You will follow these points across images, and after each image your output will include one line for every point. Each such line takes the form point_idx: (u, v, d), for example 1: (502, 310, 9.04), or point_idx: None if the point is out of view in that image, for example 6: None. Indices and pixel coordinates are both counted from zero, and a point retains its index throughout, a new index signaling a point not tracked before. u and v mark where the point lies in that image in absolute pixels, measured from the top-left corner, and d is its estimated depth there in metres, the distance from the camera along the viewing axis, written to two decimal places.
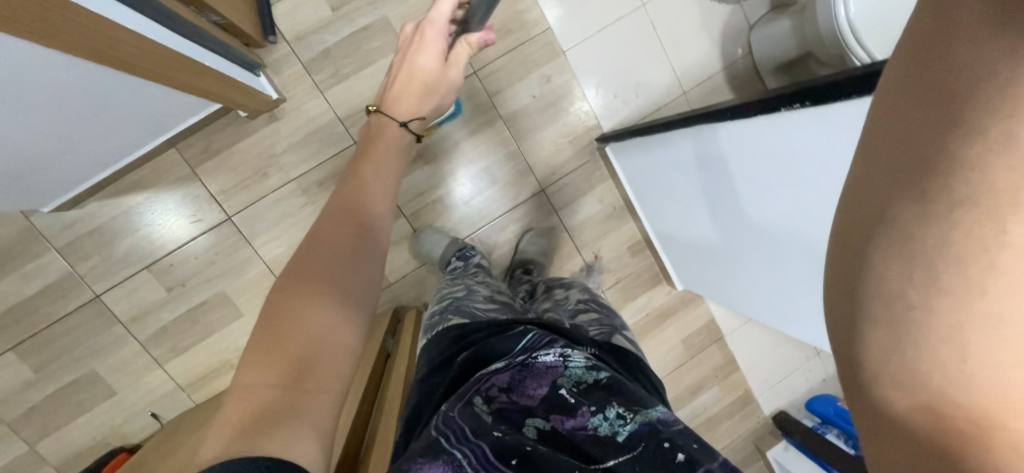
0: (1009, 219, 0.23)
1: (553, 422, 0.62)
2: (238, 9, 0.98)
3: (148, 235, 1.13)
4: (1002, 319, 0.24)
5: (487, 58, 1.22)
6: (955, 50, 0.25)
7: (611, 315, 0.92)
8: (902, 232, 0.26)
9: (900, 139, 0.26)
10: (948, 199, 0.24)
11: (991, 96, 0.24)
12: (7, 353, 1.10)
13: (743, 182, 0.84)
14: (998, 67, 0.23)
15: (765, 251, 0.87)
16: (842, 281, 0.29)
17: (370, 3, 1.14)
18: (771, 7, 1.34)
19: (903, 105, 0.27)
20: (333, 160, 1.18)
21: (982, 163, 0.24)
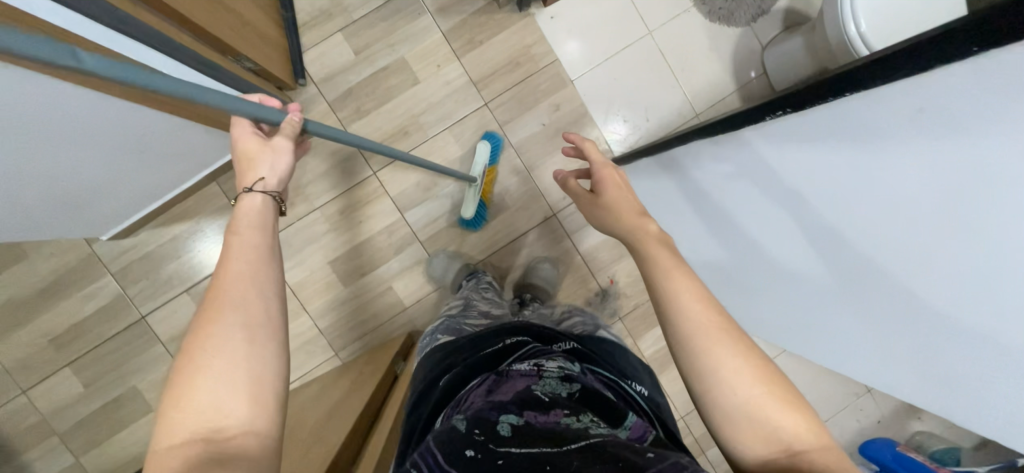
0: (716, 341, 0.50)
1: (527, 416, 0.59)
2: (272, 57, 1.10)
3: (188, 261, 1.24)
4: (740, 383, 0.48)
5: (498, 90, 1.28)
6: (650, 265, 0.59)
7: (592, 318, 0.99)
8: (690, 349, 0.51)
9: (659, 306, 0.55)
10: (692, 331, 0.51)
11: (671, 281, 0.55)
12: (64, 368, 1.21)
13: (729, 200, 0.80)
14: (665, 277, 0.56)
15: (764, 269, 0.81)
16: (690, 374, 0.51)
17: (389, 46, 1.24)
18: (784, 27, 1.33)
19: (654, 290, 0.56)
20: (354, 189, 1.26)
21: (688, 312, 0.52)
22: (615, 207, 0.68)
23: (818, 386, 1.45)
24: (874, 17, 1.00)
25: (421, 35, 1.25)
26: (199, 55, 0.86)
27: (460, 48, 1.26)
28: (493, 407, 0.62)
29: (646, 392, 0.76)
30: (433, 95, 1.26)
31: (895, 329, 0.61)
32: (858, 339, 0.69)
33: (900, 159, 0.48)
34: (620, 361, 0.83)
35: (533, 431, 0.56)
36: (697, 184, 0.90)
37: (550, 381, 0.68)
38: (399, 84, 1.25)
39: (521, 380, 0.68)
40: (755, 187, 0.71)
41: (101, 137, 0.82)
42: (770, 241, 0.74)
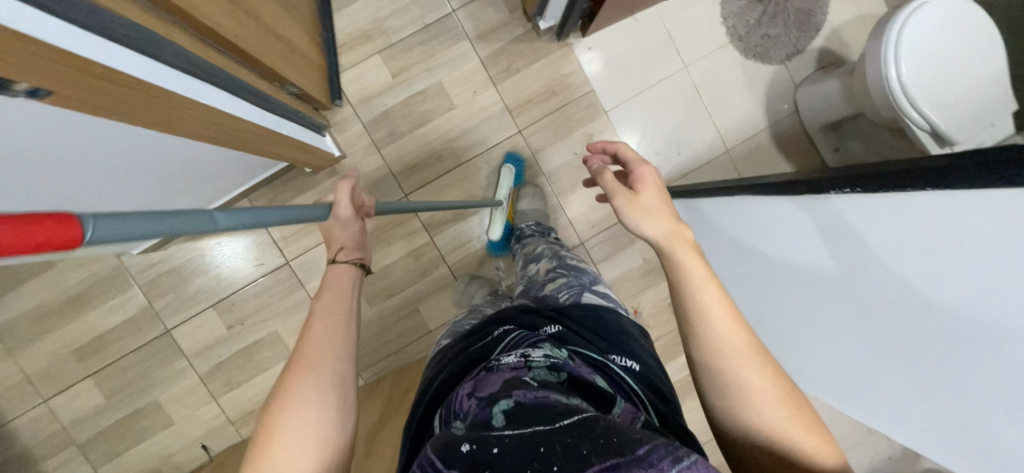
0: (749, 358, 0.51)
1: (516, 397, 0.50)
2: (312, 80, 1.09)
3: (215, 276, 1.24)
4: (773, 410, 0.49)
5: (532, 118, 1.28)
6: (677, 264, 0.57)
7: (579, 275, 0.91)
8: (724, 366, 0.51)
9: (694, 314, 0.54)
10: (729, 349, 0.51)
11: (705, 290, 0.54)
12: (86, 379, 1.21)
13: (779, 237, 0.83)
14: (697, 281, 0.55)
15: (788, 292, 0.86)
16: (723, 393, 0.51)
17: (427, 70, 1.24)
18: (817, 66, 1.34)
19: (684, 297, 0.55)
20: (384, 211, 1.26)
21: (722, 326, 0.52)
22: (651, 210, 0.62)
23: (835, 422, 1.47)
24: (916, 67, 1.01)
25: (459, 60, 1.25)
26: (258, 91, 0.86)
27: (497, 75, 1.26)
28: (484, 406, 0.52)
29: (637, 368, 0.68)
30: (468, 120, 1.26)
31: (901, 356, 0.67)
32: (861, 364, 0.75)
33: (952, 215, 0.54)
34: (613, 329, 0.75)
35: (525, 411, 0.48)
36: (747, 226, 0.92)
37: (538, 371, 0.58)
38: (434, 108, 1.25)
39: (508, 371, 0.57)
40: (802, 221, 0.77)
41: (175, 171, 0.81)
42: (800, 263, 0.80)
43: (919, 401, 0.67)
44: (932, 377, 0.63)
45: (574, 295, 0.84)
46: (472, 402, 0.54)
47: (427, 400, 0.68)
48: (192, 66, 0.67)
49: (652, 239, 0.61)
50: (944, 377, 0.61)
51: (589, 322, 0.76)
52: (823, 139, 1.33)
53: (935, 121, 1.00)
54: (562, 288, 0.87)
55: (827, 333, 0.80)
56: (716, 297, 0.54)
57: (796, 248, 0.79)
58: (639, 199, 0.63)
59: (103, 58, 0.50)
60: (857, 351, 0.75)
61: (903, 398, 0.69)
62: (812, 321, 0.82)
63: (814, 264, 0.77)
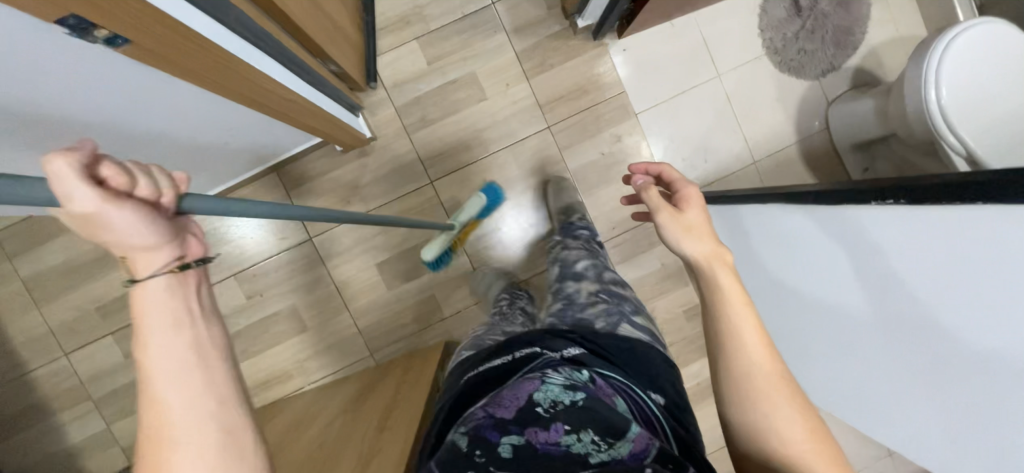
0: (774, 395, 0.54)
1: (528, 435, 0.58)
2: (351, 60, 1.11)
3: (239, 246, 1.26)
4: (797, 443, 0.51)
5: (562, 115, 1.29)
6: (711, 294, 0.60)
7: (621, 303, 0.88)
8: (749, 397, 0.54)
9: (724, 345, 0.57)
10: (755, 383, 0.55)
11: (732, 319, 0.57)
12: (106, 336, 1.23)
13: (801, 267, 0.84)
14: (729, 310, 0.58)
15: (809, 317, 0.88)
16: (747, 425, 0.54)
17: (462, 59, 1.26)
18: (852, 85, 1.33)
19: (715, 326, 0.58)
20: (409, 195, 1.27)
21: (749, 359, 0.55)
22: (694, 229, 0.63)
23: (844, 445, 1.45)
24: (956, 90, 1.00)
25: (494, 51, 1.26)
26: (302, 62, 0.88)
27: (531, 69, 1.27)
28: (494, 425, 0.60)
29: (662, 401, 0.70)
30: (499, 112, 1.27)
31: (929, 376, 0.70)
32: (885, 382, 0.79)
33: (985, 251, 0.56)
34: (646, 364, 0.75)
35: (536, 456, 0.56)
36: (766, 243, 0.93)
37: (553, 388, 0.64)
38: (467, 98, 1.26)
39: (524, 391, 0.64)
40: (819, 250, 0.78)
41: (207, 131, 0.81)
42: (821, 291, 0.82)
43: (947, 414, 0.71)
44: (962, 394, 0.67)
45: (611, 324, 0.82)
46: (482, 415, 0.62)
47: (449, 399, 0.73)
48: (245, 28, 0.68)
49: (692, 259, 0.62)
50: (976, 396, 0.65)
51: (617, 354, 0.75)
52: (852, 158, 1.32)
53: (972, 147, 0.99)
54: (600, 315, 0.84)
55: (848, 354, 0.83)
56: (753, 335, 0.57)
57: (819, 279, 0.81)
58: (683, 219, 0.64)
59: (173, 13, 0.52)
60: (896, 386, 0.77)
61: (931, 411, 0.74)
62: (841, 353, 0.85)
63: (841, 300, 0.78)
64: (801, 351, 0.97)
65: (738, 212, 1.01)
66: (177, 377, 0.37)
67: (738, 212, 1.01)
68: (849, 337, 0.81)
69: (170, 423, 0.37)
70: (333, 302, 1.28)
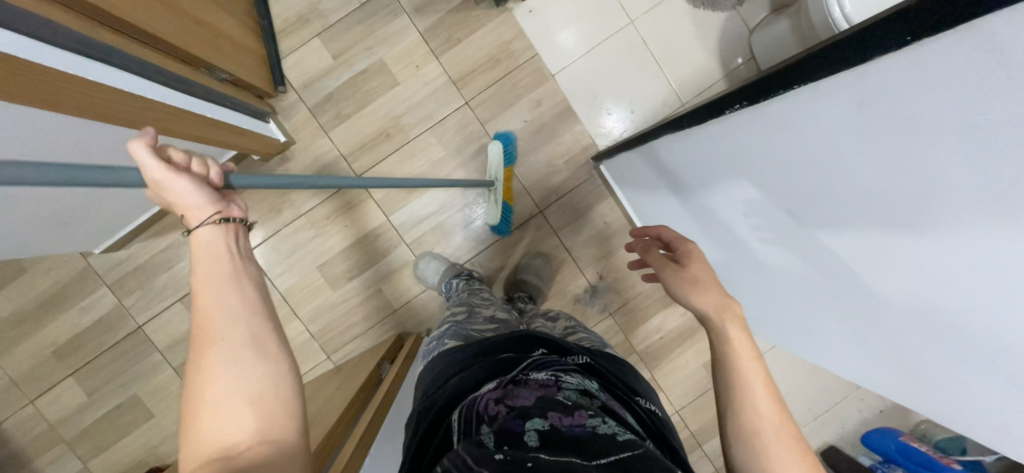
0: (759, 374, 0.56)
1: (551, 420, 0.57)
2: (248, 67, 1.10)
3: (180, 271, 1.26)
4: (777, 425, 0.52)
5: (477, 89, 1.27)
6: (731, 304, 0.62)
7: (593, 333, 0.96)
8: (742, 382, 0.56)
9: (732, 337, 0.59)
10: (748, 360, 0.57)
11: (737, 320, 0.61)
12: (67, 378, 1.25)
13: (728, 216, 0.83)
14: (730, 306, 0.62)
15: (752, 272, 0.88)
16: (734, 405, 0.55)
17: (367, 49, 1.24)
18: (772, 10, 1.29)
19: (726, 324, 0.61)
20: (337, 194, 1.27)
21: (744, 345, 0.59)
22: (701, 280, 0.65)
23: (822, 378, 1.42)
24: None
25: (398, 35, 1.24)
26: (177, 74, 0.88)
27: (438, 47, 1.25)
28: (516, 415, 0.60)
29: (659, 410, 0.74)
30: (413, 96, 1.25)
31: (848, 317, 0.66)
32: (815, 327, 0.78)
33: (852, 174, 0.50)
34: (630, 377, 0.81)
35: (559, 436, 0.55)
36: (688, 186, 0.91)
37: (569, 392, 0.65)
38: (378, 87, 1.25)
39: (540, 388, 0.65)
40: (742, 187, 0.73)
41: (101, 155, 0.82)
42: (757, 236, 0.77)
43: (867, 357, 0.68)
44: (879, 343, 0.63)
45: (596, 344, 0.89)
46: (503, 409, 0.62)
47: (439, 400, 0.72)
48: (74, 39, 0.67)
49: (703, 311, 0.64)
50: (888, 342, 0.61)
51: (600, 362, 0.81)
52: None
53: None
54: (583, 337, 0.92)
55: (789, 298, 0.80)
56: (746, 354, 0.58)
57: (744, 229, 0.80)
58: (688, 272, 0.67)
59: None
60: (834, 341, 0.75)
61: (856, 360, 0.73)
62: (786, 307, 0.84)
63: (774, 255, 0.77)
64: (749, 292, 0.95)
65: (656, 156, 1.00)
66: (224, 302, 0.44)
67: (656, 155, 1.00)
68: (791, 293, 0.79)
69: (216, 339, 0.43)
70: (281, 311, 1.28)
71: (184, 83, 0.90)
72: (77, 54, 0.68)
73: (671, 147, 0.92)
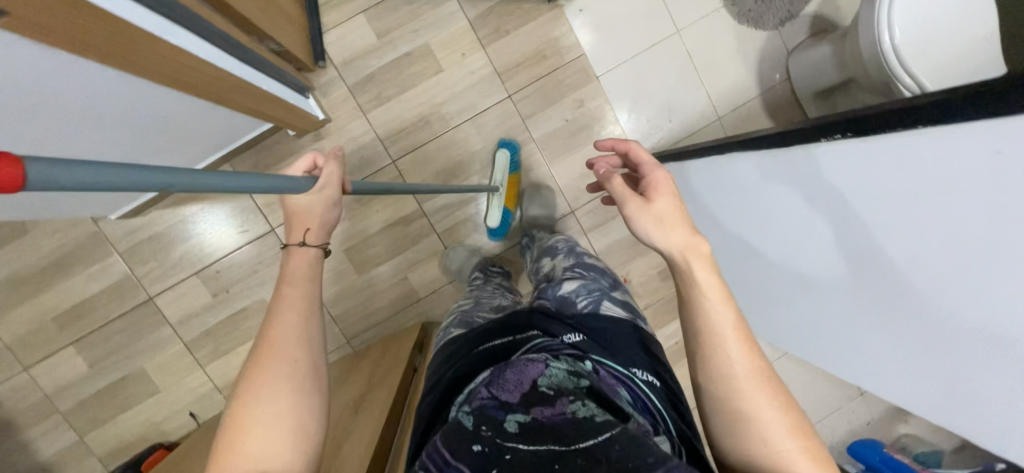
0: (743, 354, 0.52)
1: (534, 413, 0.52)
2: (294, 38, 1.05)
3: (198, 244, 1.21)
4: (758, 409, 0.49)
5: (522, 83, 1.25)
6: (700, 261, 0.56)
7: (598, 278, 0.90)
8: (724, 364, 0.52)
9: (707, 304, 0.54)
10: (729, 338, 0.53)
11: (716, 280, 0.55)
12: (68, 347, 1.19)
13: (775, 226, 0.87)
14: (702, 265, 0.56)
15: (785, 280, 0.92)
16: (718, 388, 0.52)
17: (413, 31, 1.21)
18: (811, 33, 1.32)
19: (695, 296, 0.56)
20: (370, 177, 1.24)
21: (725, 316, 0.54)
22: (667, 218, 0.59)
23: (819, 389, 1.50)
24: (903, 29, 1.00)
25: (446, 20, 1.21)
26: (230, 37, 0.80)
27: (486, 37, 1.23)
28: (498, 404, 0.54)
29: (657, 382, 0.66)
30: (456, 84, 1.23)
31: (892, 333, 0.73)
32: (854, 336, 0.82)
33: (962, 208, 0.55)
34: (628, 341, 0.73)
35: (541, 431, 0.50)
36: (738, 194, 0.94)
37: (557, 372, 0.60)
38: (421, 71, 1.22)
39: (526, 369, 0.59)
40: (800, 201, 0.77)
41: (134, 118, 0.74)
42: (803, 251, 0.82)
43: (896, 368, 0.76)
44: (917, 358, 0.71)
45: (594, 303, 0.81)
46: (486, 395, 0.56)
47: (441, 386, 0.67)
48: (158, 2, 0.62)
49: (670, 252, 0.58)
50: (931, 356, 0.69)
51: (600, 334, 0.73)
52: (815, 110, 1.32)
53: (926, 86, 1.00)
54: (581, 292, 0.84)
55: (823, 313, 0.86)
56: (729, 319, 0.54)
57: (792, 239, 0.83)
58: (653, 208, 0.60)
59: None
60: (875, 348, 0.79)
61: (897, 368, 0.76)
62: (821, 313, 0.86)
63: (818, 262, 0.80)
64: (774, 303, 1.00)
65: (708, 170, 1.02)
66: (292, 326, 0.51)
67: (709, 169, 1.02)
68: (832, 302, 0.82)
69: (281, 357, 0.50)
70: None
71: (235, 48, 0.83)
72: (161, 16, 0.63)
73: (726, 166, 0.96)
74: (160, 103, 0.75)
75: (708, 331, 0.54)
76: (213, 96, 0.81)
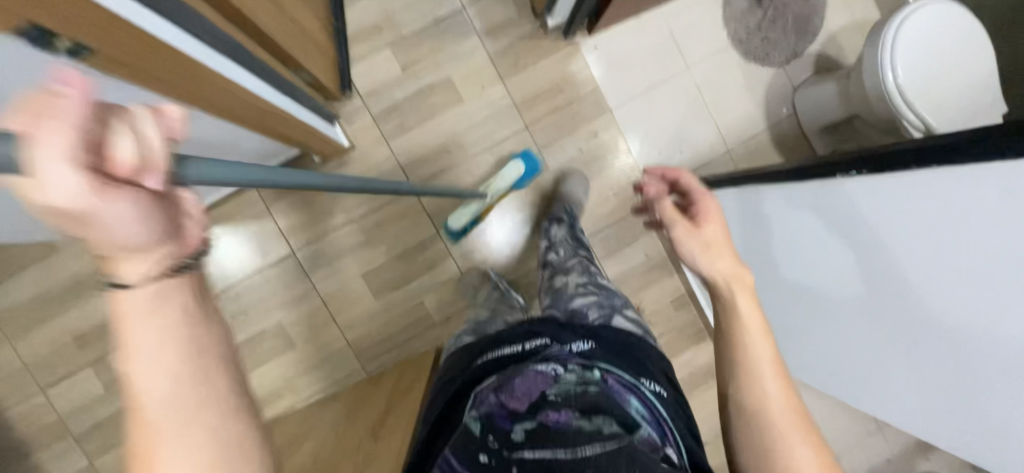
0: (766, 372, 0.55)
1: (542, 419, 0.57)
2: (325, 71, 1.11)
3: (220, 266, 1.23)
4: (779, 424, 0.52)
5: (538, 114, 1.30)
6: (733, 285, 0.61)
7: (610, 295, 0.92)
8: (749, 377, 0.55)
9: (732, 322, 0.58)
10: (752, 354, 0.56)
11: (744, 299, 0.59)
12: (85, 368, 1.19)
13: (788, 253, 0.90)
14: (732, 287, 0.60)
15: (797, 304, 0.94)
16: (740, 403, 0.55)
17: (436, 65, 1.27)
18: (815, 70, 1.38)
19: (726, 315, 0.59)
20: (390, 202, 1.27)
21: (751, 332, 0.57)
22: (711, 243, 0.66)
23: (837, 422, 1.47)
24: (911, 71, 1.05)
25: (467, 55, 1.27)
26: (271, 70, 0.87)
27: (505, 71, 1.29)
28: (506, 415, 0.59)
29: (665, 393, 0.70)
30: (476, 115, 1.28)
31: (903, 362, 0.76)
32: (864, 361, 0.84)
33: (972, 250, 0.60)
34: (638, 354, 0.76)
35: (548, 436, 0.54)
36: (755, 221, 0.97)
37: (567, 385, 0.63)
38: (443, 102, 1.27)
39: (537, 382, 0.64)
40: (815, 227, 0.81)
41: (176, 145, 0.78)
42: (819, 281, 0.85)
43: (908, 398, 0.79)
44: (927, 387, 0.75)
45: (604, 316, 0.85)
46: (495, 404, 0.61)
47: (453, 395, 0.71)
48: (211, 34, 0.66)
49: (710, 276, 0.63)
50: (941, 386, 0.72)
51: (609, 343, 0.75)
52: (822, 143, 1.36)
53: (930, 123, 1.04)
54: (592, 307, 0.87)
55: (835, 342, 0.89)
56: (759, 338, 0.57)
57: (806, 264, 0.86)
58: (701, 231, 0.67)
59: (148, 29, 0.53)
60: (885, 373, 0.81)
61: (906, 392, 0.79)
62: (831, 337, 0.89)
63: (831, 286, 0.83)
64: (784, 335, 1.03)
65: (725, 200, 1.06)
66: None
67: (725, 199, 1.06)
68: (844, 327, 0.85)
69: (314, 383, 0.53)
70: (320, 315, 1.26)
71: (275, 79, 0.89)
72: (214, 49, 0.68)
73: (752, 194, 0.96)
74: (204, 130, 0.80)
75: (732, 348, 0.57)
76: (252, 122, 0.87)
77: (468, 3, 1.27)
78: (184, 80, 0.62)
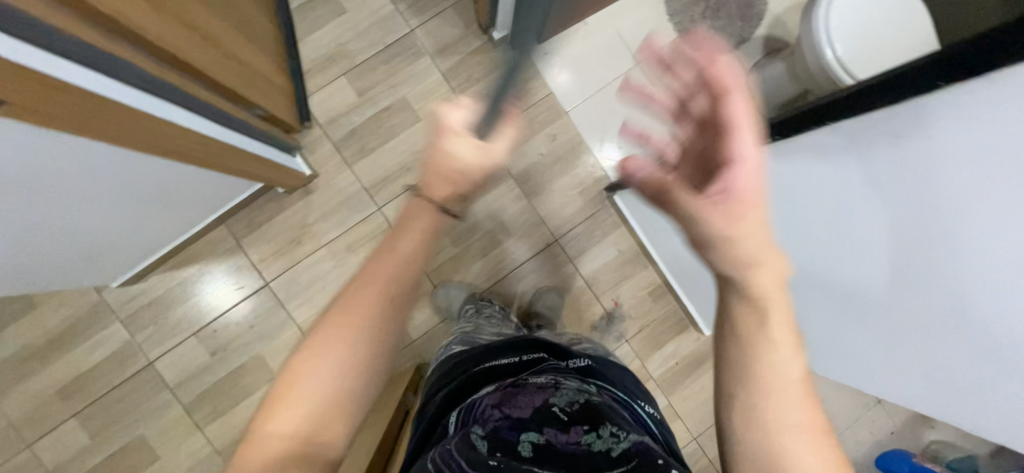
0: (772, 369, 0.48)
1: (547, 435, 0.57)
2: (279, 104, 1.14)
3: (196, 304, 1.25)
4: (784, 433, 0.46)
5: (496, 124, 1.33)
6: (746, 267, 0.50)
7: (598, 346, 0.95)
8: (748, 378, 0.48)
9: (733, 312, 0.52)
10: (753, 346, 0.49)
11: (753, 280, 0.50)
12: (70, 419, 1.20)
13: (793, 226, 0.82)
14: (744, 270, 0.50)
15: (808, 290, 0.86)
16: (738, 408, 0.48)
17: (391, 87, 1.30)
18: (764, 53, 1.40)
19: (732, 303, 0.52)
20: (358, 225, 1.29)
21: (756, 323, 0.50)
22: (723, 219, 0.51)
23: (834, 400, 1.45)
24: (849, 44, 1.06)
25: (421, 75, 1.31)
26: (221, 109, 0.90)
27: (458, 86, 1.32)
28: (511, 426, 0.59)
29: (655, 414, 0.75)
30: (434, 131, 1.31)
31: (928, 345, 0.67)
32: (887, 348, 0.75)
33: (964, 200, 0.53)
34: (627, 383, 0.81)
35: (556, 452, 0.54)
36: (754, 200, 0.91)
37: (567, 392, 0.66)
38: (401, 122, 1.30)
39: (537, 393, 0.66)
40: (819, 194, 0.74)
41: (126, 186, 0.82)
42: (823, 260, 0.78)
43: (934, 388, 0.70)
44: (956, 372, 0.65)
45: (596, 352, 0.90)
46: (500, 416, 0.61)
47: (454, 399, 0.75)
48: (144, 82, 0.69)
49: (717, 265, 0.52)
50: (969, 376, 0.64)
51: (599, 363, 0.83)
52: None
53: None
54: (587, 344, 0.93)
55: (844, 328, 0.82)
56: (778, 320, 0.50)
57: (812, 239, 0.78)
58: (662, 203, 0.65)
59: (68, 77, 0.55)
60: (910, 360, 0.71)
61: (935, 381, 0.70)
62: (849, 325, 0.80)
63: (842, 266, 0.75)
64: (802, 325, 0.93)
65: None
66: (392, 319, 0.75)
67: None
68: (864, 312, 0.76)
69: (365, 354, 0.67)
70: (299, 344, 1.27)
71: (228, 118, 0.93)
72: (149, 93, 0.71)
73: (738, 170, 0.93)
74: (153, 171, 0.83)
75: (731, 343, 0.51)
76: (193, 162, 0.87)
77: (416, 25, 1.31)
78: (116, 122, 0.65)
